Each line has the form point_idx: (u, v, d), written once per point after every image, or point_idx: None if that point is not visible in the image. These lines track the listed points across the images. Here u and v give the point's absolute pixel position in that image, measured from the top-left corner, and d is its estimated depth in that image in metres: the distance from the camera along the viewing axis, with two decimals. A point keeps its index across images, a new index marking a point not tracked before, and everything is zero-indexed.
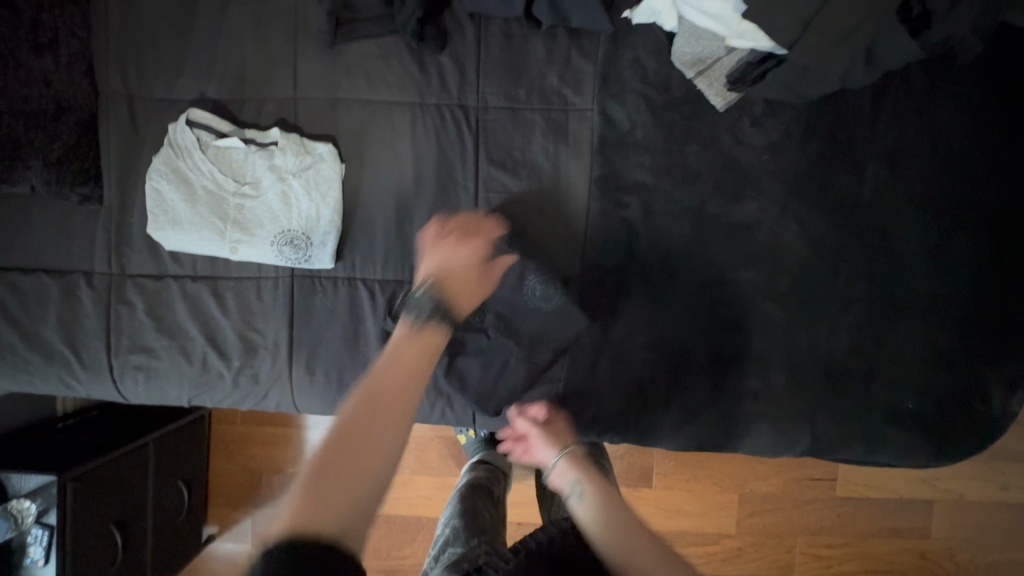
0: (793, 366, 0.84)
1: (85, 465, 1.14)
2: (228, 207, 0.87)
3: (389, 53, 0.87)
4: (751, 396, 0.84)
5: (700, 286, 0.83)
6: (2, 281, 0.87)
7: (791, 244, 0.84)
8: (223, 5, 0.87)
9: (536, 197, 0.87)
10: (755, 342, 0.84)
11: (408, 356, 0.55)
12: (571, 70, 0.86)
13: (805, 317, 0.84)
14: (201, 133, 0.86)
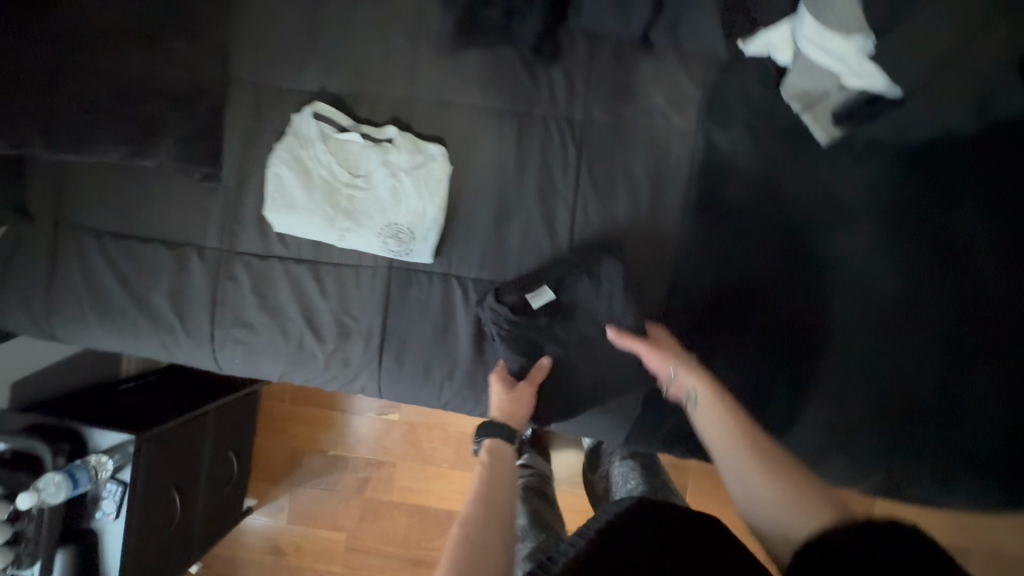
0: (873, 399, 0.85)
1: (160, 427, 1.18)
2: (340, 196, 0.91)
3: (503, 62, 0.91)
4: (827, 424, 0.86)
5: (784, 311, 0.86)
6: (122, 247, 0.93)
7: (879, 279, 0.86)
8: (352, 6, 0.92)
9: (632, 212, 0.90)
10: (835, 371, 0.86)
11: (497, 479, 0.73)
12: (678, 93, 0.89)
13: (888, 351, 0.85)
14: (325, 125, 0.91)
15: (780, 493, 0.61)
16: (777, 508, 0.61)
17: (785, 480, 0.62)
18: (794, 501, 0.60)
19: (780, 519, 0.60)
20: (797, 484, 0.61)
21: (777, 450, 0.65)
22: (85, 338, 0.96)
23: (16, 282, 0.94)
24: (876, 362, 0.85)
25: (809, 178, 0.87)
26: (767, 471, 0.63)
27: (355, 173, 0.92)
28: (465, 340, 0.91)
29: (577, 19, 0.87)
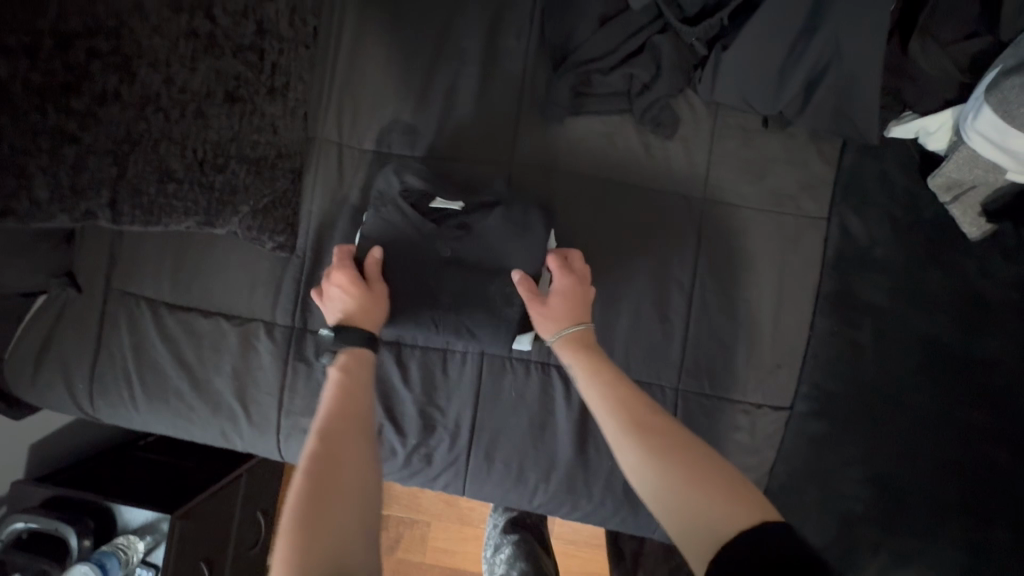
0: (962, 498, 0.78)
1: (198, 497, 0.92)
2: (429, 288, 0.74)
3: (615, 131, 0.83)
4: (950, 544, 0.77)
5: (878, 406, 0.80)
6: (179, 322, 0.82)
7: (978, 372, 0.79)
8: (452, 62, 0.83)
9: (755, 301, 0.81)
10: (930, 472, 0.79)
11: (351, 385, 0.63)
12: (808, 174, 0.81)
13: (980, 446, 0.78)
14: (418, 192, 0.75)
15: (672, 489, 0.54)
16: (681, 509, 0.53)
17: (683, 475, 0.54)
18: (702, 503, 0.52)
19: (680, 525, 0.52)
20: (692, 475, 0.54)
21: (677, 439, 0.57)
22: (130, 422, 0.84)
23: (56, 358, 0.82)
24: (963, 456, 0.78)
25: (949, 273, 0.80)
26: (661, 461, 0.55)
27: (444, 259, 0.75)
28: (565, 437, 0.82)
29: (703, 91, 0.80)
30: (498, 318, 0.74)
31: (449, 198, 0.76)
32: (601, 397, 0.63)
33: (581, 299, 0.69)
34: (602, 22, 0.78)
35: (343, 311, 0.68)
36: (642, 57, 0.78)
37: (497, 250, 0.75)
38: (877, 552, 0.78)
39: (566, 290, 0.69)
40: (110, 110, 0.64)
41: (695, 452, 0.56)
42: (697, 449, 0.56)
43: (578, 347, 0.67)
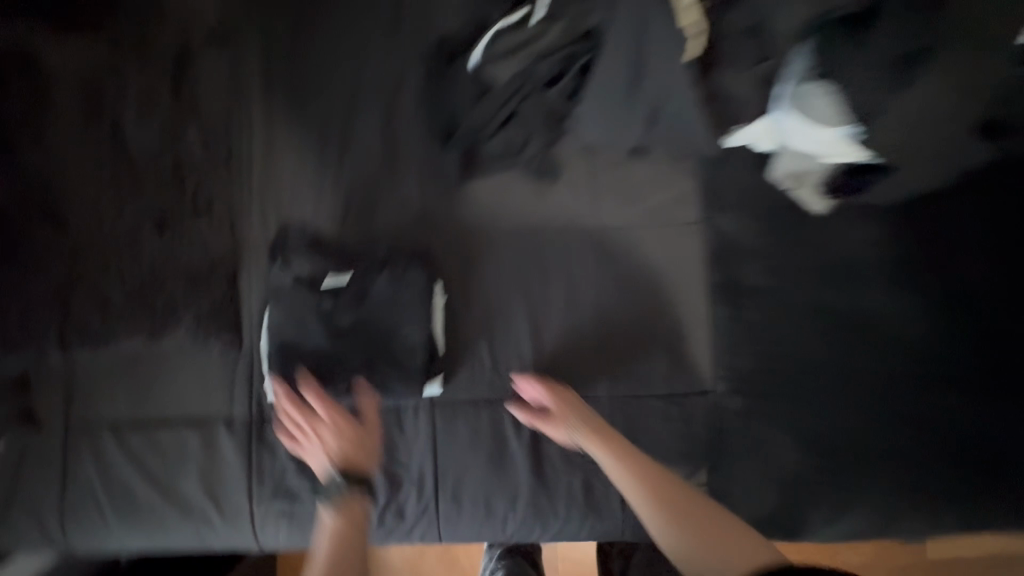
0: (902, 445, 0.88)
1: None
2: (368, 359, 0.83)
3: (509, 186, 0.95)
4: (874, 479, 0.88)
5: (794, 374, 0.90)
6: (142, 437, 0.87)
7: (872, 327, 0.90)
8: (354, 153, 0.94)
9: (659, 306, 0.93)
10: (857, 425, 0.88)
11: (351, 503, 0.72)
12: (676, 189, 0.95)
13: (914, 399, 0.88)
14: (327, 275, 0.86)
15: (694, 555, 0.68)
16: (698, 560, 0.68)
17: (718, 543, 0.68)
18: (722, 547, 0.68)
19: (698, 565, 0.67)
20: (727, 544, 0.68)
21: (699, 506, 0.72)
22: (106, 545, 0.87)
23: (24, 498, 0.85)
24: (910, 414, 0.88)
25: (813, 246, 0.93)
26: (698, 530, 0.69)
27: (366, 326, 0.84)
28: (522, 465, 0.89)
29: (574, 136, 0.93)
30: (412, 371, 0.83)
31: (338, 272, 0.86)
32: (627, 477, 0.76)
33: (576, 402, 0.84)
34: (478, 98, 0.92)
35: (342, 457, 0.76)
36: (517, 120, 0.91)
37: (391, 306, 0.84)
38: (816, 502, 0.88)
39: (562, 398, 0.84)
40: (62, 250, 0.83)
41: (722, 518, 0.71)
42: (717, 517, 0.71)
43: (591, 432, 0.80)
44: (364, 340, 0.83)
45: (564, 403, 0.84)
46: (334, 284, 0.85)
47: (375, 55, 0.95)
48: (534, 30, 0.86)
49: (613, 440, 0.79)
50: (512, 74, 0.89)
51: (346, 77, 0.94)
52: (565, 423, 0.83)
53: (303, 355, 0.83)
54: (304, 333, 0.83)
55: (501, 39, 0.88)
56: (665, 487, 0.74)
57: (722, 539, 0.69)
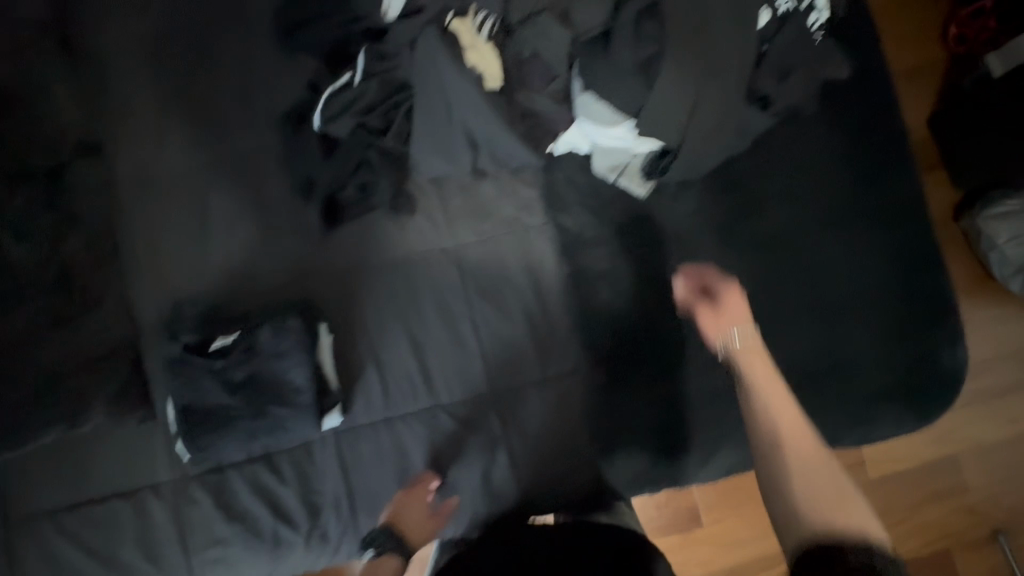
0: None
1: None
2: (261, 406, 0.92)
3: (372, 226, 1.05)
4: (733, 415, 1.01)
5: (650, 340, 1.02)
6: (77, 517, 0.95)
7: None
8: (228, 224, 1.04)
9: (523, 305, 1.04)
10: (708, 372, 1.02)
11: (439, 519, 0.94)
12: (519, 199, 1.06)
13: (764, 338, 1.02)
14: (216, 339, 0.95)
15: (806, 516, 0.62)
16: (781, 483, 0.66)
17: (795, 441, 0.69)
18: (826, 524, 0.60)
19: (785, 514, 0.64)
20: (840, 501, 0.62)
21: (761, 378, 0.77)
22: None
23: None
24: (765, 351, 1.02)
25: (645, 225, 1.04)
26: (777, 403, 0.73)
27: (257, 377, 0.93)
28: (425, 470, 0.99)
29: (418, 171, 1.04)
30: (305, 408, 0.93)
31: (225, 334, 0.95)
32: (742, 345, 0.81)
33: (746, 313, 0.84)
34: (327, 156, 1.03)
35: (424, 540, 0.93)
36: (365, 168, 1.02)
37: (275, 356, 0.94)
38: (687, 448, 1.00)
39: (731, 294, 0.87)
40: None
41: (805, 438, 0.69)
42: (855, 515, 0.61)
43: (740, 323, 0.83)
44: (257, 390, 0.93)
45: (732, 306, 0.86)
46: (221, 346, 0.94)
47: (231, 135, 1.06)
48: (358, 88, 0.98)
49: (739, 310, 0.85)
50: (349, 131, 1.01)
51: (210, 159, 1.05)
52: (719, 323, 0.85)
53: (202, 416, 0.92)
54: (200, 395, 0.92)
55: (333, 100, 1.00)
56: (772, 417, 0.71)
57: (810, 461, 0.67)
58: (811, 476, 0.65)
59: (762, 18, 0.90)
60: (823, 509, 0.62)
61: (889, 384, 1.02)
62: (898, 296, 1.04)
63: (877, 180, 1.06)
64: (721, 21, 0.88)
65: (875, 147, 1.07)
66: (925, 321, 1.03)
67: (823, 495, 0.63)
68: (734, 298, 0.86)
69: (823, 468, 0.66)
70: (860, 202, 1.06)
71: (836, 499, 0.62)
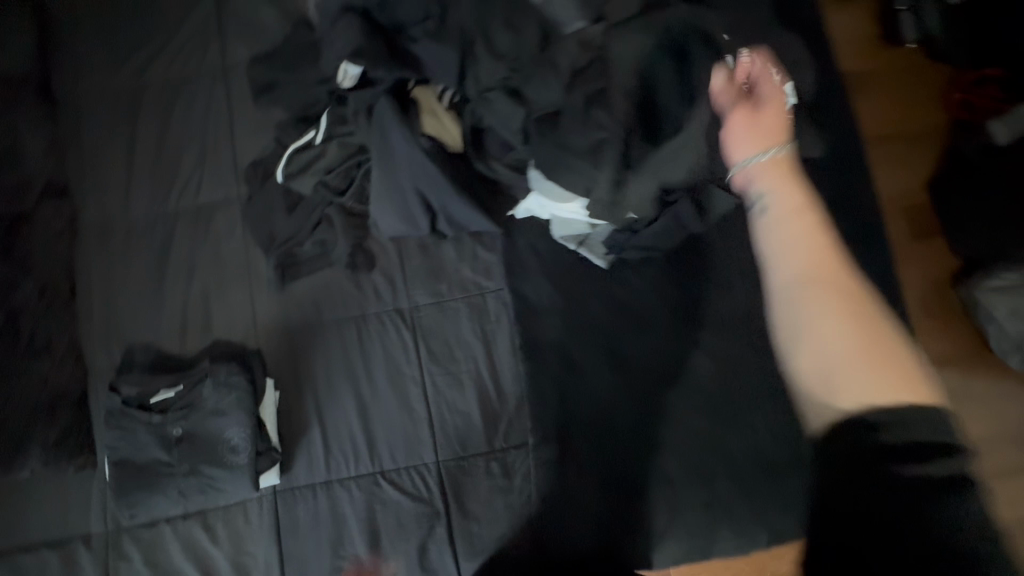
0: (713, 468, 0.95)
1: None
2: (198, 463, 0.91)
3: (330, 282, 1.05)
4: (689, 505, 0.94)
5: (603, 417, 0.97)
6: (3, 566, 0.93)
7: (667, 364, 0.99)
8: (190, 272, 1.06)
9: (474, 371, 1.01)
10: (665, 457, 0.95)
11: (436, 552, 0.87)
12: (479, 261, 1.05)
13: (724, 420, 0.97)
14: (159, 392, 0.93)
15: (844, 383, 0.49)
16: (829, 356, 0.51)
17: (842, 289, 0.52)
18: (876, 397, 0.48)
19: (815, 341, 0.52)
20: (878, 350, 0.50)
21: (774, 186, 0.60)
22: None
23: None
24: (724, 436, 0.96)
25: (604, 297, 1.02)
26: (823, 248, 0.55)
27: (195, 433, 0.92)
28: (360, 539, 0.95)
29: (379, 230, 1.04)
30: (237, 468, 0.91)
31: (167, 387, 0.94)
32: (744, 141, 0.65)
33: (784, 121, 0.67)
34: (289, 211, 1.04)
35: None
36: (325, 225, 1.04)
37: (215, 411, 0.93)
38: (637, 536, 0.94)
39: (769, 98, 0.69)
40: None
41: (828, 248, 0.55)
42: (904, 365, 0.49)
43: (775, 140, 0.64)
44: (194, 446, 0.92)
45: (767, 121, 0.66)
46: (162, 400, 0.93)
47: (201, 186, 1.09)
48: (321, 148, 0.99)
49: (748, 131, 0.66)
50: (312, 188, 1.02)
51: (178, 208, 1.08)
52: (756, 141, 0.64)
53: (135, 471, 0.91)
54: (136, 448, 0.91)
55: (296, 157, 1.01)
56: (788, 247, 0.57)
57: (863, 326, 0.51)
58: (883, 347, 0.50)
59: None
60: (889, 376, 0.48)
61: None
62: None
63: None
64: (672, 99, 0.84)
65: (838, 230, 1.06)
66: None
67: (874, 360, 0.49)
68: (770, 106, 0.68)
69: (882, 346, 0.50)
70: None
71: (893, 389, 0.48)
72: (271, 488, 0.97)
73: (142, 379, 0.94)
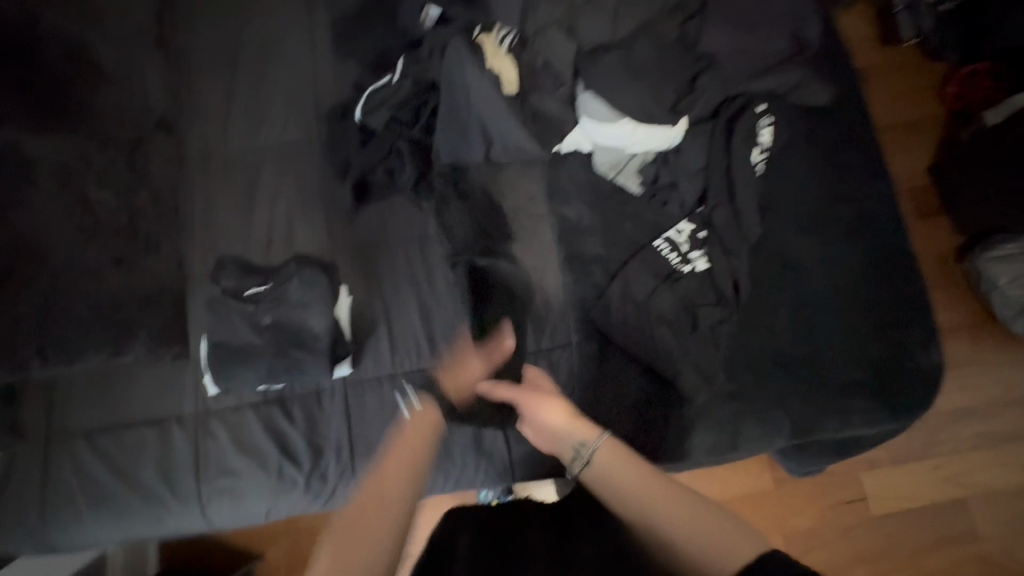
0: (737, 362, 1.08)
1: None
2: (285, 345, 1.05)
3: (395, 207, 1.19)
4: (714, 397, 1.07)
5: (646, 321, 1.07)
6: (108, 438, 1.05)
7: (703, 278, 1.09)
8: (275, 196, 1.19)
9: (523, 281, 1.13)
10: (701, 358, 1.06)
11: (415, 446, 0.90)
12: (526, 190, 1.19)
13: (751, 325, 1.10)
14: (253, 286, 1.09)
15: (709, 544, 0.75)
16: (698, 518, 0.78)
17: (644, 487, 0.83)
18: (696, 551, 0.75)
19: (656, 527, 0.79)
20: (690, 513, 0.79)
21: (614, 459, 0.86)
22: (80, 535, 1.04)
23: (11, 506, 1.02)
24: (752, 337, 1.09)
25: (639, 220, 1.13)
26: (632, 477, 0.85)
27: (282, 321, 1.06)
28: None
29: (439, 158, 1.15)
30: (316, 351, 1.05)
31: (259, 283, 1.09)
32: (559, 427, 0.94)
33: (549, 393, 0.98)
34: (363, 142, 1.19)
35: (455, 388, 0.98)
36: (395, 154, 1.18)
37: (299, 303, 1.07)
38: (671, 423, 1.06)
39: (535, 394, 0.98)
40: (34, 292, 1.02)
41: (643, 474, 0.84)
42: (723, 520, 0.77)
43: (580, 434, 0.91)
44: (281, 331, 1.06)
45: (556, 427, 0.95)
46: (256, 292, 1.08)
47: (286, 124, 1.24)
48: (397, 86, 1.16)
49: (547, 410, 0.95)
50: (385, 122, 1.17)
51: (266, 143, 1.23)
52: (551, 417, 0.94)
53: (231, 350, 1.04)
54: (234, 331, 1.06)
55: (374, 95, 1.17)
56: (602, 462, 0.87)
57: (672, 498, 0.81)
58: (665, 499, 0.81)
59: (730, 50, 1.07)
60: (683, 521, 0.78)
61: (861, 377, 1.07)
62: (875, 296, 1.11)
63: (851, 191, 1.16)
64: (680, 51, 1.08)
65: (848, 165, 1.18)
66: (900, 318, 1.09)
67: (690, 520, 0.78)
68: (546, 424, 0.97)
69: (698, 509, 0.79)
70: (837, 210, 1.15)
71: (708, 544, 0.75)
72: (342, 379, 1.09)
73: (240, 274, 1.11)
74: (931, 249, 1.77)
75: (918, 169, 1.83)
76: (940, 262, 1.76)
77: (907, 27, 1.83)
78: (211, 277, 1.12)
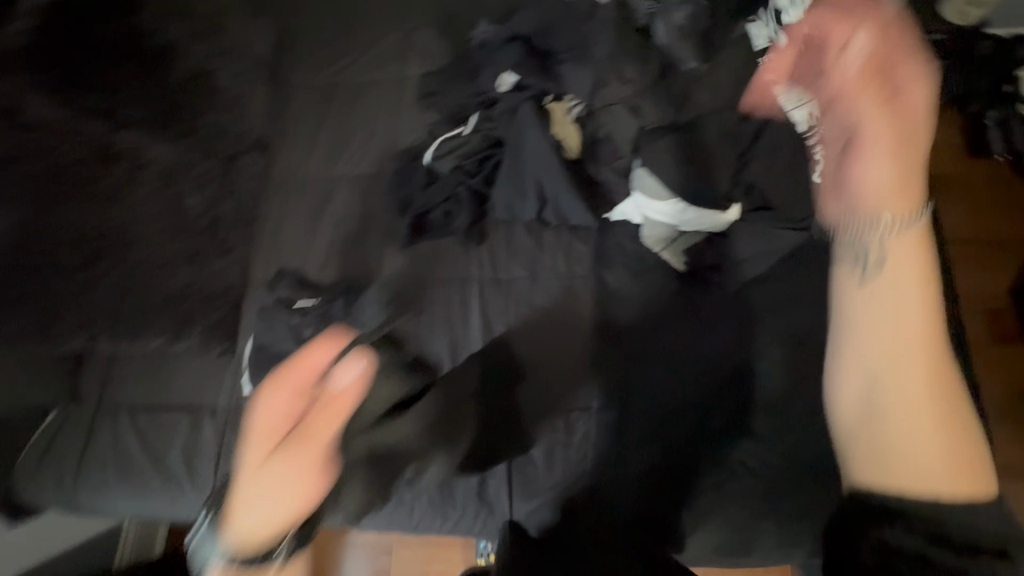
0: (765, 460, 1.03)
1: None
2: None
3: (445, 247, 1.23)
4: (733, 494, 1.02)
5: (665, 401, 1.07)
6: (148, 417, 1.13)
7: (738, 365, 1.07)
8: (339, 220, 1.29)
9: (553, 338, 1.14)
10: (718, 448, 1.04)
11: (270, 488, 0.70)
12: (573, 251, 1.19)
13: (787, 423, 1.04)
14: (304, 300, 1.17)
15: (924, 471, 0.75)
16: (912, 454, 0.75)
17: (910, 341, 0.77)
18: (929, 477, 0.74)
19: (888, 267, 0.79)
20: (951, 429, 0.75)
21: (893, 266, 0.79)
22: (103, 501, 1.11)
23: (54, 462, 1.11)
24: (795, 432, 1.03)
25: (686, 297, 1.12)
26: (918, 320, 0.77)
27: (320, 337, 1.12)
28: (429, 457, 1.08)
29: (494, 212, 1.23)
30: None
31: (308, 298, 1.17)
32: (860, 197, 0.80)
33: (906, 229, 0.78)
34: (427, 182, 1.27)
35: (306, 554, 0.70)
36: (453, 200, 1.24)
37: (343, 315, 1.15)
38: (681, 510, 1.02)
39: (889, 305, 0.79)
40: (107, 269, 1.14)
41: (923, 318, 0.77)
42: (966, 445, 0.75)
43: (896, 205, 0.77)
44: None
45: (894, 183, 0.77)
46: (304, 305, 1.16)
47: (362, 157, 1.36)
48: (467, 139, 1.25)
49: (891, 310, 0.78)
50: (449, 168, 1.25)
51: (342, 172, 1.35)
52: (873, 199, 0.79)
53: (270, 358, 1.11)
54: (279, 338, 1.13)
55: (445, 144, 1.26)
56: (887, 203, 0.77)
57: (943, 431, 0.75)
58: (902, 418, 0.76)
59: (794, 143, 1.08)
60: (943, 464, 0.74)
61: None
62: None
63: None
64: (740, 144, 1.12)
65: None
66: None
67: (925, 446, 0.75)
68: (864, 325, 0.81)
69: (949, 446, 0.74)
70: None
71: (955, 464, 0.74)
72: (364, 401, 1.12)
73: (290, 285, 1.18)
74: (1003, 378, 1.63)
75: (994, 289, 1.71)
76: (1010, 389, 1.62)
77: (998, 141, 1.80)
78: (268, 285, 1.19)
